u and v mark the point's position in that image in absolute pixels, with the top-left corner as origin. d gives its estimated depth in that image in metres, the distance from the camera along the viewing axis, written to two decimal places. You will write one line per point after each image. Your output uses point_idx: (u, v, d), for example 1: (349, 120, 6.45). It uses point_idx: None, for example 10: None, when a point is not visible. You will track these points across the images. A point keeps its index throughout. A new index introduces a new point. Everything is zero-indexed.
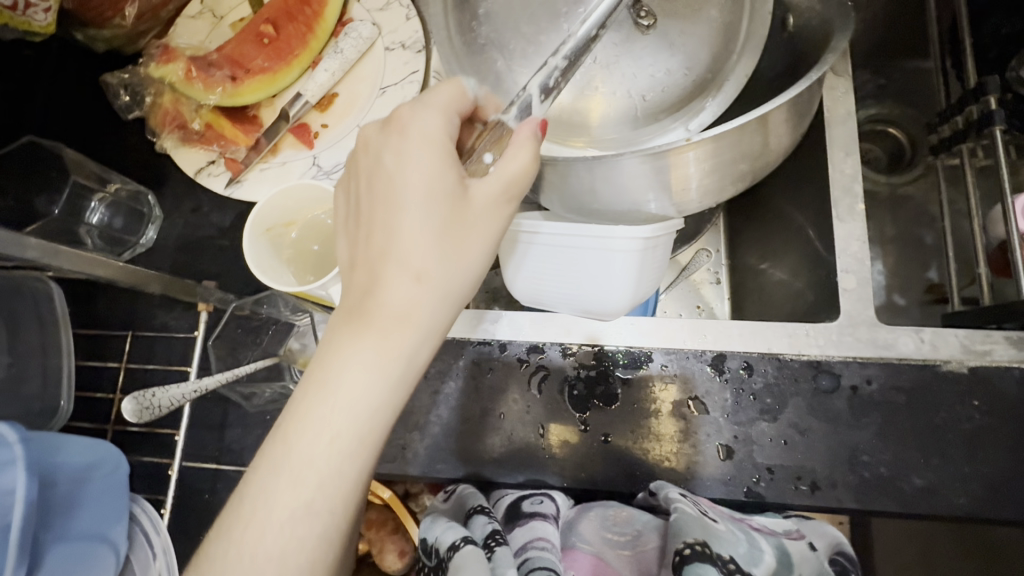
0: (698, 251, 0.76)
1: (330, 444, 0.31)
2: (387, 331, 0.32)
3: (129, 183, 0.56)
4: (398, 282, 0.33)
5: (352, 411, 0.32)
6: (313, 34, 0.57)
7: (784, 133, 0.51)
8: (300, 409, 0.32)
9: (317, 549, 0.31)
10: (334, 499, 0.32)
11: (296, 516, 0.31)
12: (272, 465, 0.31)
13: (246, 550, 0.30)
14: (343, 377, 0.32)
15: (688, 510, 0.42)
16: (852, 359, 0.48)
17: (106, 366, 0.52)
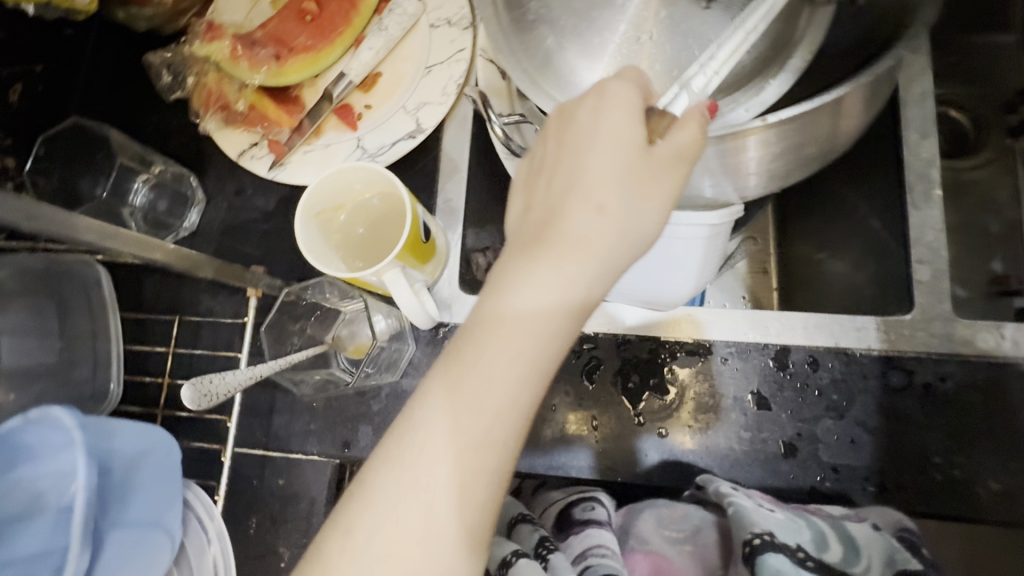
0: (746, 238, 0.74)
1: (504, 378, 0.30)
2: (568, 265, 0.31)
3: (172, 165, 0.56)
4: (580, 217, 0.32)
5: (528, 344, 0.30)
6: (357, 11, 0.55)
7: (856, 115, 0.47)
8: (474, 336, 0.31)
9: (488, 478, 0.30)
10: (500, 436, 0.30)
11: (463, 447, 0.29)
12: (443, 390, 0.30)
13: (409, 475, 0.29)
14: (522, 307, 0.30)
15: (744, 504, 0.40)
16: (925, 355, 0.45)
17: (153, 350, 0.51)
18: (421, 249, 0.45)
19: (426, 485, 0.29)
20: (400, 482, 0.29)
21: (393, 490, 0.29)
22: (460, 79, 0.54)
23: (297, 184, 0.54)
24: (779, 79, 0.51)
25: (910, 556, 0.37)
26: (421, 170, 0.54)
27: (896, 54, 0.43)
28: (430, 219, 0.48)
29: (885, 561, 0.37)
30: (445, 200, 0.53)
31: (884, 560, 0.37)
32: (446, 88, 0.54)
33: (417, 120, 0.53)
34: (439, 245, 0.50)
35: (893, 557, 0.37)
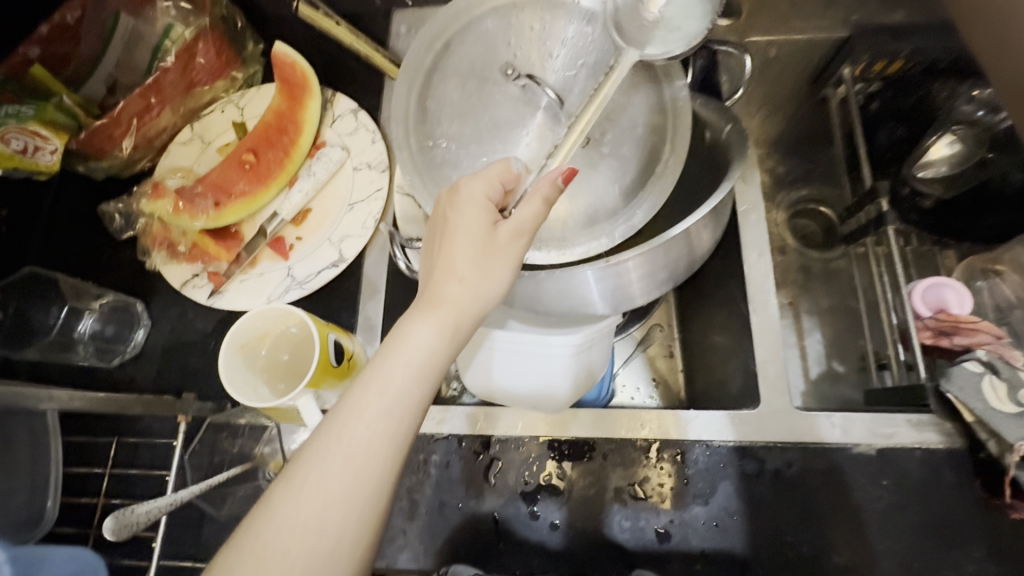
0: (653, 326, 0.83)
1: (385, 417, 0.36)
2: (438, 322, 0.39)
3: (118, 296, 0.63)
4: (446, 286, 0.40)
5: (405, 390, 0.37)
6: (289, 158, 0.65)
7: (704, 234, 0.57)
8: (360, 384, 0.37)
9: (371, 486, 0.34)
10: (383, 466, 0.35)
11: (347, 477, 0.34)
12: (331, 433, 0.35)
13: (296, 507, 0.33)
14: (402, 359, 0.37)
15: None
16: (772, 445, 0.53)
17: (92, 470, 0.56)
18: (336, 371, 0.52)
19: (314, 515, 0.33)
20: (290, 515, 0.33)
21: (283, 523, 0.33)
22: (377, 215, 0.63)
23: (234, 309, 0.61)
24: (643, 207, 0.60)
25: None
26: (345, 292, 0.62)
27: (723, 193, 0.53)
28: (345, 340, 0.55)
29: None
30: (366, 317, 0.61)
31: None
32: (366, 222, 0.63)
33: (340, 251, 0.62)
34: (360, 363, 0.57)
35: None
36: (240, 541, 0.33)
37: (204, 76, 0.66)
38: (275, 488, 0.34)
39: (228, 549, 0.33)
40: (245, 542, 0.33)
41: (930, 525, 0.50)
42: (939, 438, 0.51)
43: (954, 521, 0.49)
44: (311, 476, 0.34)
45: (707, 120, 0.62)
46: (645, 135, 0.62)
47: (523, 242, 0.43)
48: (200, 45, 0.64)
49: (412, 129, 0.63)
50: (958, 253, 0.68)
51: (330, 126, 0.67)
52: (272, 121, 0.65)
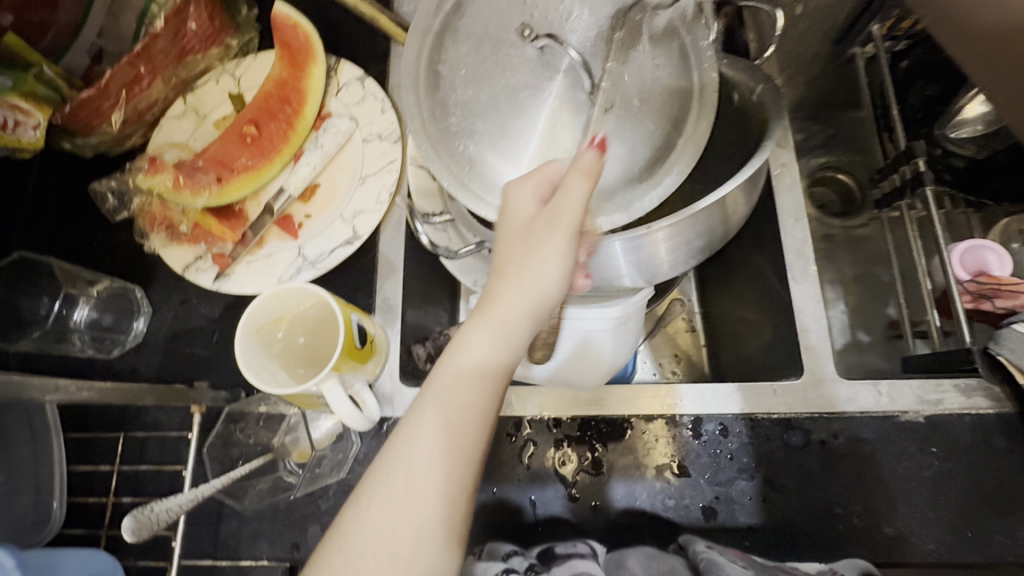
0: (674, 300, 0.80)
1: (448, 433, 0.35)
2: (495, 332, 0.38)
3: (117, 282, 0.59)
4: (495, 295, 0.39)
5: (466, 407, 0.36)
6: (294, 131, 0.60)
7: (740, 200, 0.54)
8: (419, 402, 0.37)
9: (432, 508, 0.34)
10: (442, 486, 0.34)
11: (407, 498, 0.34)
12: (395, 451, 0.35)
13: (363, 526, 0.34)
14: (458, 375, 0.37)
15: (716, 556, 0.42)
16: (817, 415, 0.51)
17: (98, 469, 0.52)
18: (359, 354, 0.49)
19: (386, 534, 0.33)
20: (363, 535, 0.34)
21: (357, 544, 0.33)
22: (392, 188, 0.59)
23: (242, 292, 0.57)
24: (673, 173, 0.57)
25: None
26: (360, 271, 0.58)
27: (762, 157, 0.51)
28: (366, 321, 0.51)
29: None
30: (384, 297, 0.57)
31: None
32: (380, 197, 0.59)
33: (354, 228, 0.58)
34: (381, 345, 0.53)
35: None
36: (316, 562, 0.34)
37: (197, 43, 0.62)
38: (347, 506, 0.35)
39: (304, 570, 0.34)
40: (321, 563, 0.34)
41: (982, 490, 0.48)
42: (988, 402, 0.50)
43: (1005, 486, 0.48)
44: (381, 495, 0.34)
45: (735, 80, 0.59)
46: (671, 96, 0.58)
47: (571, 243, 0.39)
48: (191, 8, 0.58)
49: (424, 96, 0.60)
50: (989, 215, 0.66)
51: (335, 95, 0.63)
52: (273, 90, 0.61)
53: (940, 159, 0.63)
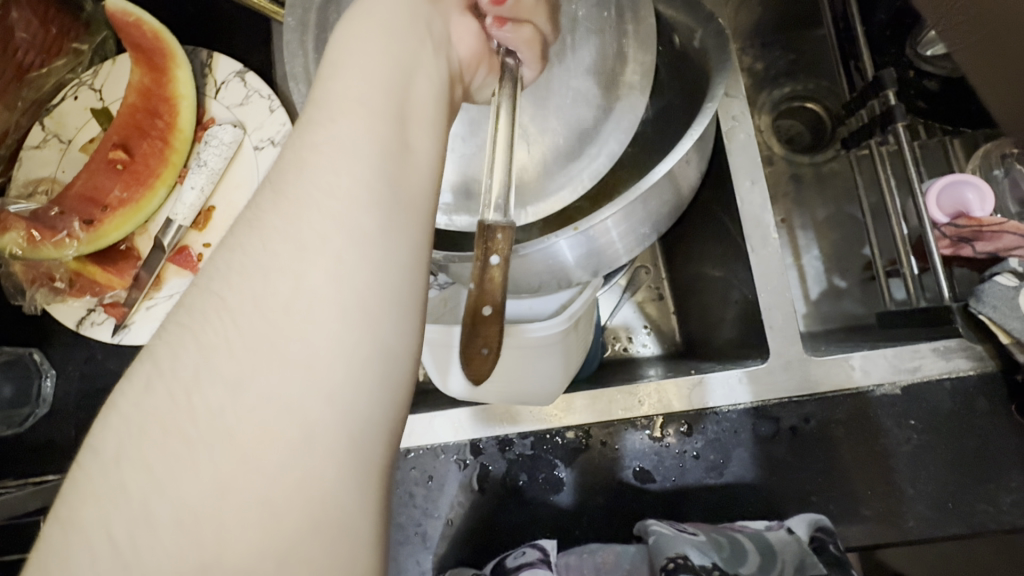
0: (638, 267, 0.74)
1: (317, 237, 0.23)
2: (364, 112, 0.26)
3: (6, 350, 0.52)
4: (337, 93, 0.26)
5: (337, 197, 0.24)
6: (171, 147, 0.52)
7: (690, 163, 0.47)
8: (252, 217, 0.24)
9: (339, 193, 0.24)
10: (350, 173, 0.24)
11: (303, 195, 0.24)
12: (220, 283, 0.22)
13: (241, 256, 0.23)
14: (312, 161, 0.24)
15: (665, 531, 0.42)
16: (787, 401, 0.47)
17: (26, 556, 0.48)
18: None
19: (223, 395, 0.20)
20: (178, 407, 0.20)
21: (169, 425, 0.20)
22: None
23: (147, 342, 0.51)
24: (618, 128, 0.48)
25: (817, 559, 0.41)
26: None
27: (707, 118, 0.43)
28: None
29: (797, 564, 0.41)
30: None
31: (796, 567, 0.41)
32: None
33: None
34: None
35: (804, 561, 0.41)
36: (91, 478, 0.19)
37: (34, 56, 0.51)
38: (132, 385, 0.21)
39: (62, 506, 0.19)
40: (96, 482, 0.19)
41: (967, 459, 0.45)
42: (970, 364, 0.46)
43: (987, 450, 0.45)
44: (200, 345, 0.21)
45: (675, 19, 0.50)
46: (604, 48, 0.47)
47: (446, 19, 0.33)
48: (13, 13, 0.48)
49: (317, 85, 0.51)
50: (969, 140, 0.60)
51: (215, 97, 0.54)
52: (137, 102, 0.52)
53: (912, 83, 0.57)
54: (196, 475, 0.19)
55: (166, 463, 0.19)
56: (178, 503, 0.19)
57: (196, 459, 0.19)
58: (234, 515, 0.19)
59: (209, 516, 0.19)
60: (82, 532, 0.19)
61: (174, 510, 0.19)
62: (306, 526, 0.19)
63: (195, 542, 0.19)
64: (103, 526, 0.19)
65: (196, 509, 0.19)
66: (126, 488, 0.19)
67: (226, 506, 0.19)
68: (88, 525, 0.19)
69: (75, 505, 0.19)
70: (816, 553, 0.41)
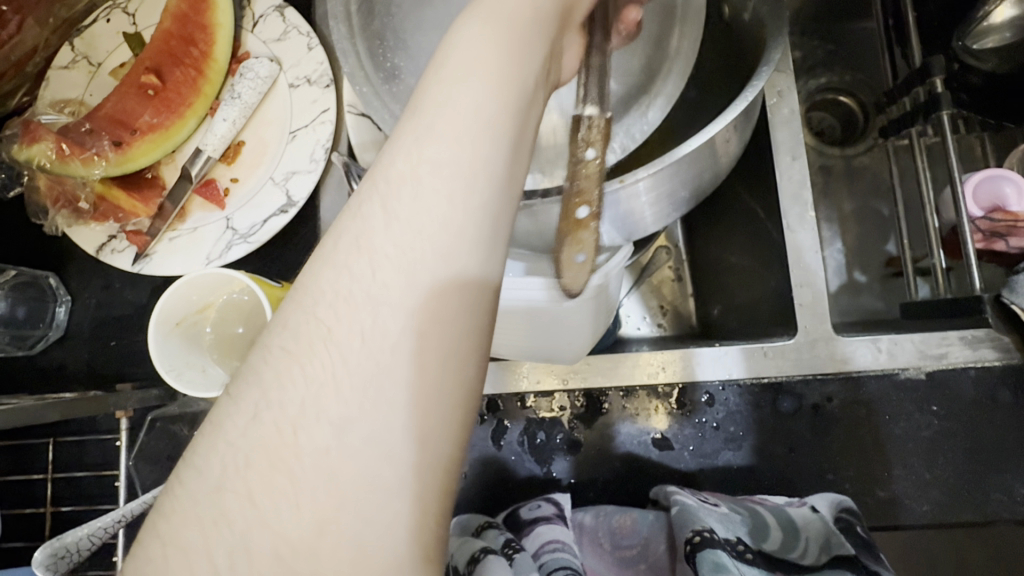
0: (659, 247, 0.73)
1: (434, 261, 0.20)
2: (491, 113, 0.22)
3: (23, 271, 0.51)
4: (456, 79, 0.22)
5: (456, 216, 0.20)
6: (205, 78, 0.51)
7: (731, 141, 0.47)
8: (360, 218, 0.21)
9: (452, 213, 0.20)
10: (467, 186, 0.21)
11: (417, 208, 0.20)
12: (328, 306, 0.19)
13: (344, 271, 0.20)
14: (429, 163, 0.21)
15: (688, 502, 0.42)
16: (811, 378, 0.47)
17: (33, 478, 0.48)
18: None
19: (327, 437, 0.18)
20: (278, 439, 0.18)
21: (275, 459, 0.18)
22: (327, 143, 0.51)
23: (167, 274, 0.51)
24: (658, 98, 0.49)
25: (844, 539, 0.40)
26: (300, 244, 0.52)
27: (760, 83, 0.42)
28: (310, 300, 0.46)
29: (822, 543, 0.40)
30: None
31: (822, 547, 0.40)
32: (313, 154, 0.51)
33: (287, 193, 0.50)
34: None
35: (829, 541, 0.40)
36: (188, 498, 0.18)
37: None
38: (232, 405, 0.19)
39: (158, 517, 0.18)
40: (194, 500, 0.18)
41: (986, 448, 0.45)
42: (996, 353, 0.45)
43: (1007, 440, 0.45)
44: (307, 374, 0.19)
45: None
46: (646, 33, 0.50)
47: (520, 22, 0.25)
48: None
49: (358, 25, 0.49)
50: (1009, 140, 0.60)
51: (252, 30, 0.53)
52: (173, 29, 0.51)
53: (956, 77, 0.56)
54: (296, 518, 0.18)
55: (265, 499, 0.18)
56: (280, 547, 0.17)
57: (296, 501, 0.18)
58: (335, 563, 0.17)
59: (308, 560, 0.17)
60: (180, 554, 0.18)
61: (273, 550, 0.17)
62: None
63: None
64: (205, 553, 0.18)
65: (297, 552, 0.17)
66: (226, 516, 0.18)
67: (329, 554, 0.17)
68: (188, 548, 0.18)
69: (174, 523, 0.18)
70: (843, 532, 0.40)
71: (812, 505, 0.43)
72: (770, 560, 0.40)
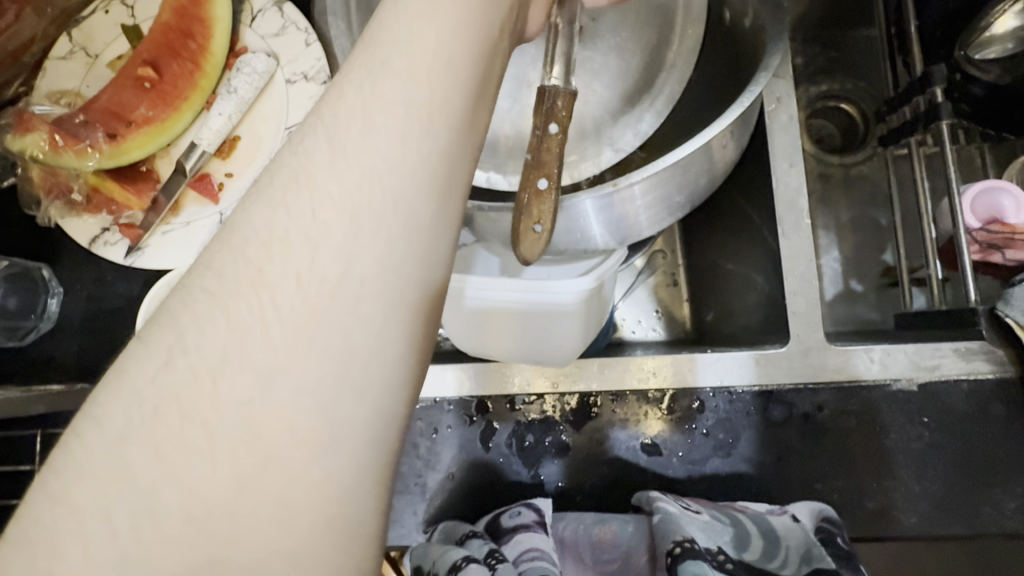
0: (655, 252, 0.72)
1: (366, 229, 0.20)
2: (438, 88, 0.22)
3: (15, 262, 0.51)
4: (404, 44, 0.22)
5: (394, 183, 0.20)
6: (202, 71, 0.51)
7: (728, 147, 0.47)
8: (295, 175, 0.20)
9: (391, 176, 0.20)
10: (407, 151, 0.21)
11: (354, 168, 0.20)
12: (255, 261, 0.19)
13: (275, 226, 0.19)
14: (371, 125, 0.21)
15: (671, 510, 0.42)
16: (802, 387, 0.46)
17: (19, 470, 0.47)
18: None
19: (250, 392, 0.18)
20: (197, 390, 0.18)
21: (190, 409, 0.18)
22: None
23: (159, 268, 0.50)
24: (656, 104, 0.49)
25: (825, 552, 0.40)
26: None
27: (757, 89, 0.42)
28: None
29: (803, 553, 0.41)
30: None
31: (801, 556, 0.40)
32: None
33: None
34: None
35: (810, 553, 0.40)
36: (90, 448, 0.18)
37: None
38: (145, 354, 0.18)
39: (54, 469, 0.17)
40: (100, 449, 0.17)
41: (976, 462, 0.45)
42: (989, 366, 0.45)
43: (997, 454, 0.45)
44: (231, 327, 0.18)
45: None
46: (644, 37, 0.50)
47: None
48: None
49: (356, 22, 0.49)
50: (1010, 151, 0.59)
51: (251, 25, 0.52)
52: (171, 21, 0.51)
53: (958, 87, 0.55)
54: (213, 468, 0.18)
55: (178, 448, 0.17)
56: (192, 496, 0.17)
57: (213, 451, 0.18)
58: (251, 511, 0.18)
59: (223, 508, 0.18)
60: (79, 505, 0.17)
61: (185, 500, 0.17)
62: (322, 534, 0.18)
63: (208, 531, 0.17)
64: (108, 506, 0.17)
65: (212, 500, 0.17)
66: (132, 467, 0.17)
67: (239, 506, 0.18)
68: (89, 499, 0.17)
69: (75, 473, 0.17)
70: (823, 544, 0.41)
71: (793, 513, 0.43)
72: (750, 569, 0.40)
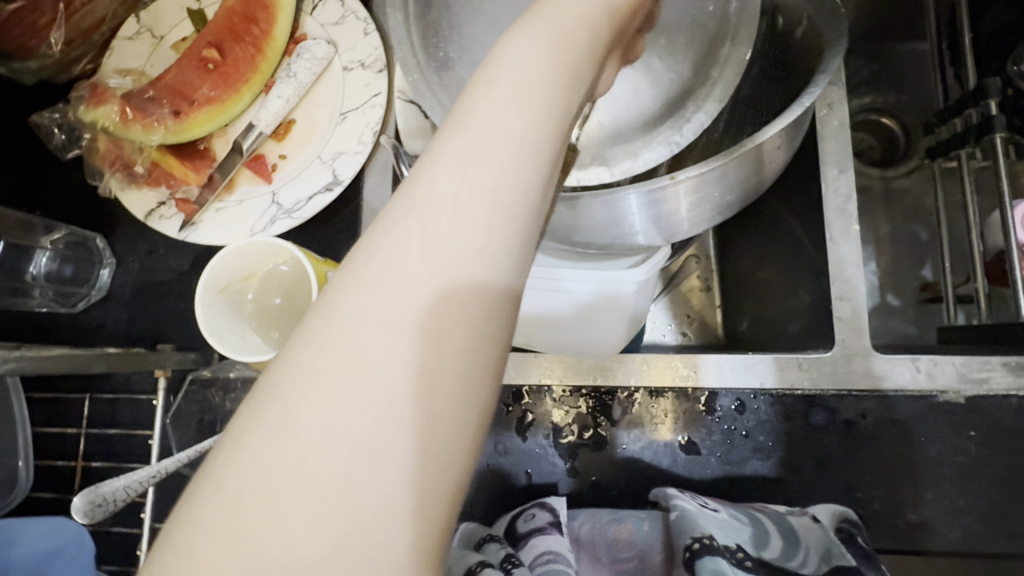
0: (689, 257, 0.72)
1: (461, 311, 0.17)
2: (542, 140, 0.19)
3: (73, 231, 0.52)
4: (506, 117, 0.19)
5: (490, 266, 0.18)
6: (263, 56, 0.52)
7: (779, 149, 0.47)
8: (388, 257, 0.18)
9: (489, 262, 0.18)
10: (506, 235, 0.18)
11: (452, 251, 0.18)
12: (351, 337, 0.17)
13: (367, 314, 0.17)
14: (472, 203, 0.18)
15: (688, 508, 0.41)
16: (846, 393, 0.46)
17: (66, 432, 0.49)
18: None
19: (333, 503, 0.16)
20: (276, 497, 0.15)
21: (283, 499, 0.15)
22: (376, 126, 0.52)
23: (211, 243, 0.52)
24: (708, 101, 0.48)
25: (845, 550, 0.40)
26: (341, 223, 0.53)
27: (816, 90, 0.41)
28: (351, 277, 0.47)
29: (822, 553, 0.40)
30: None
31: (822, 557, 0.40)
32: (362, 136, 0.52)
33: (334, 172, 0.51)
34: None
35: (829, 552, 0.40)
36: (176, 547, 0.16)
37: None
38: (233, 449, 0.16)
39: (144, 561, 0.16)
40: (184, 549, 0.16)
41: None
42: None
43: None
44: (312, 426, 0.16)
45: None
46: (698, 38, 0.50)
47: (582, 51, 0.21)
48: None
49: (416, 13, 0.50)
50: None
51: (311, 14, 0.54)
52: (236, 7, 0.52)
53: None
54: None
55: (255, 565, 0.15)
56: None
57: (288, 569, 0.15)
58: None
59: None
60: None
61: None
62: None
63: None
64: None
65: None
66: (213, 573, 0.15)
67: None
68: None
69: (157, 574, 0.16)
70: (844, 543, 0.40)
71: (814, 514, 0.43)
72: (770, 567, 0.39)
